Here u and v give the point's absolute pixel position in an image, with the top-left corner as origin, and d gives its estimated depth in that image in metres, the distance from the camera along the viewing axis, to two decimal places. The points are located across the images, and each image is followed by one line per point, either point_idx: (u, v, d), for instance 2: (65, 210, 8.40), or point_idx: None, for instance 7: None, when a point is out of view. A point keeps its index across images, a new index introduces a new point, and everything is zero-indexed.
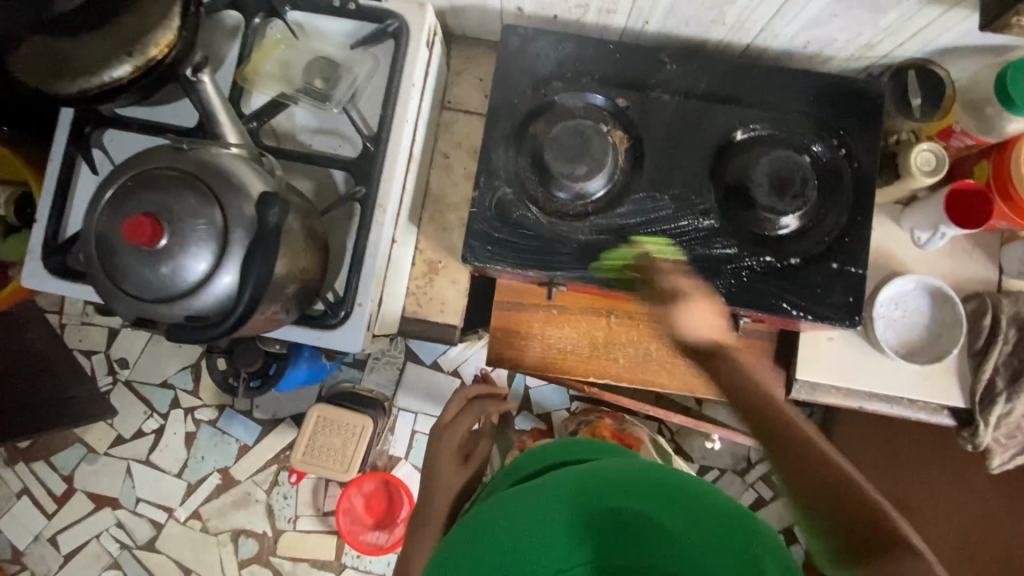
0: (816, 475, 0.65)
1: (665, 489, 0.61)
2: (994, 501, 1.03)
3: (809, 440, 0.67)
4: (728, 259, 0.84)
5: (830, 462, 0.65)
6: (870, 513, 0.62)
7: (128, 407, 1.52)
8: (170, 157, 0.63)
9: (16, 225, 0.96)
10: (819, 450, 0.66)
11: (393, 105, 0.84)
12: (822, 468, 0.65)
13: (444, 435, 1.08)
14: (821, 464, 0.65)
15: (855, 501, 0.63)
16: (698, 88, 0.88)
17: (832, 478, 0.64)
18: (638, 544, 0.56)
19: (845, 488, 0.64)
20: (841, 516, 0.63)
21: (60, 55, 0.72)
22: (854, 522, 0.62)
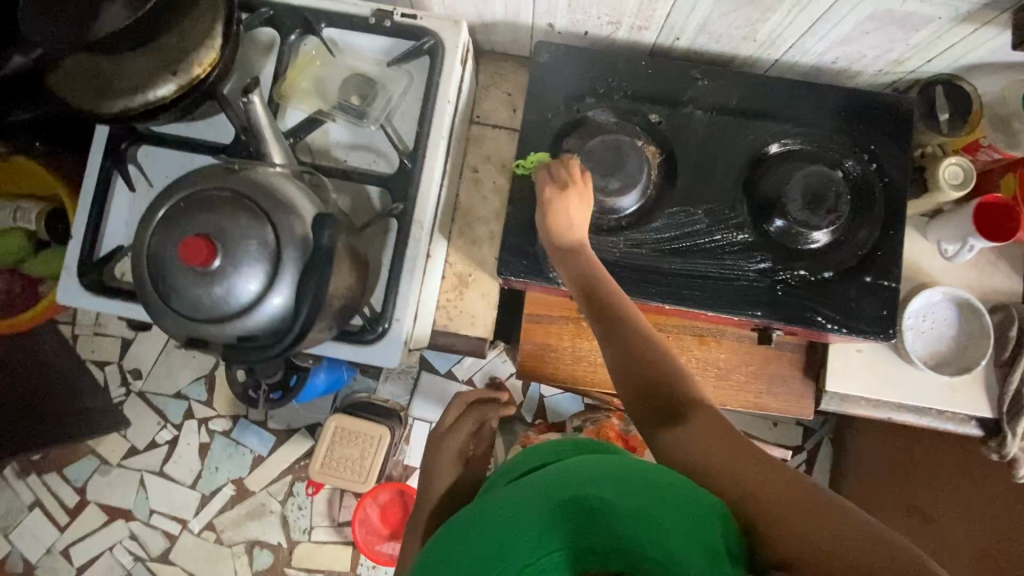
0: (647, 363, 0.66)
1: (635, 480, 0.54)
2: (996, 506, 1.04)
3: (629, 311, 0.70)
4: (763, 272, 0.85)
5: (647, 336, 0.68)
6: (676, 386, 0.65)
7: (141, 418, 1.51)
8: (222, 178, 0.63)
9: (46, 242, 0.95)
10: (646, 334, 0.68)
11: (428, 121, 0.85)
12: (653, 348, 0.67)
13: (443, 439, 1.07)
14: (640, 340, 0.67)
15: (686, 403, 0.64)
16: (730, 103, 0.88)
17: (665, 365, 0.66)
18: (601, 528, 0.52)
19: (667, 372, 0.66)
20: (649, 390, 0.65)
21: (105, 76, 0.72)
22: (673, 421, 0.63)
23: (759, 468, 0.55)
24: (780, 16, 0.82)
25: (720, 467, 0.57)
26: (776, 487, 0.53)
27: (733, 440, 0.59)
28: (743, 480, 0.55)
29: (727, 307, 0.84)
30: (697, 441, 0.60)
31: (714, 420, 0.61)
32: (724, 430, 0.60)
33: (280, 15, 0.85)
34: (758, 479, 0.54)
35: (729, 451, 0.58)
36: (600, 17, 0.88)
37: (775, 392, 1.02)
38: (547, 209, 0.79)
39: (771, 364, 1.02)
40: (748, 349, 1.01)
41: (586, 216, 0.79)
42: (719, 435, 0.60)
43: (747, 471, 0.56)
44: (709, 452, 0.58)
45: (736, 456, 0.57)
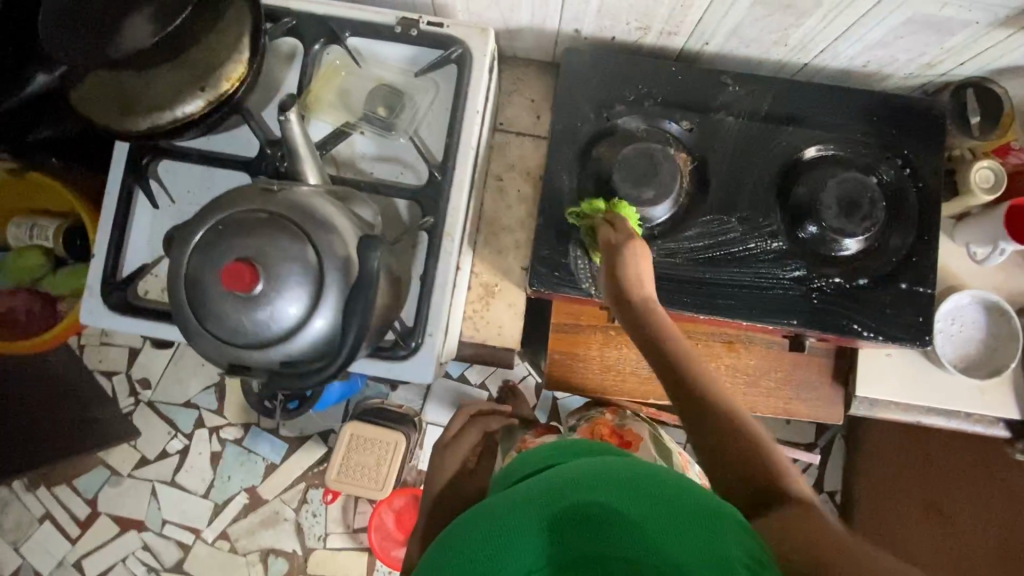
0: (731, 441, 0.64)
1: (635, 486, 0.55)
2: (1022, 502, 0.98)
3: (705, 377, 0.68)
4: (798, 280, 0.84)
5: (734, 414, 0.65)
6: (763, 465, 0.62)
7: (151, 428, 1.48)
8: (260, 199, 0.62)
9: (64, 259, 0.94)
10: (730, 409, 0.66)
11: (457, 130, 0.83)
12: (737, 433, 0.64)
13: (445, 449, 0.97)
14: (717, 414, 0.65)
15: (775, 489, 0.61)
16: (761, 109, 0.87)
17: (747, 447, 0.63)
18: (603, 534, 0.52)
19: (747, 454, 0.63)
20: (734, 471, 0.63)
21: (129, 92, 0.70)
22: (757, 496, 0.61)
23: (851, 555, 0.49)
24: (815, 21, 0.81)
25: (799, 547, 0.51)
26: (861, 569, 0.47)
27: (820, 529, 0.53)
28: (840, 558, 0.49)
29: (761, 316, 0.84)
30: (784, 526, 0.55)
31: (807, 514, 0.56)
32: (811, 521, 0.55)
33: (303, 25, 0.84)
34: (856, 561, 0.48)
35: (819, 537, 0.52)
36: (630, 23, 0.87)
37: (803, 397, 1.01)
38: (618, 262, 0.73)
39: (799, 369, 1.02)
40: (776, 355, 1.01)
41: (649, 271, 0.74)
42: (805, 521, 0.55)
43: (833, 551, 0.50)
44: (791, 536, 0.53)
45: (818, 538, 0.52)
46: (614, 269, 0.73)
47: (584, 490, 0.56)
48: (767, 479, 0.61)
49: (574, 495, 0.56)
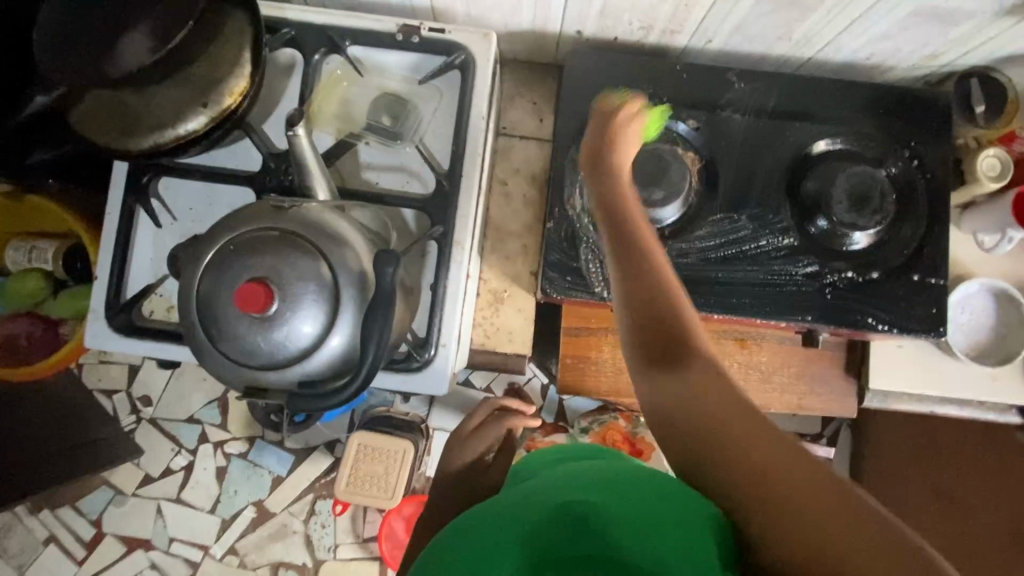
0: (645, 302, 0.57)
1: (619, 486, 0.54)
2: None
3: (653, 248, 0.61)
4: (811, 276, 0.84)
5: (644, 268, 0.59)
6: (682, 329, 0.56)
7: (155, 446, 1.46)
8: (271, 216, 0.60)
9: (65, 281, 0.92)
10: (649, 265, 0.59)
11: (463, 136, 0.82)
12: (650, 284, 0.58)
13: (463, 441, 0.96)
14: (639, 276, 0.59)
15: (688, 346, 0.55)
16: (767, 105, 0.87)
17: (666, 308, 0.57)
18: (583, 531, 0.50)
19: (659, 306, 0.57)
20: (644, 319, 0.57)
21: (131, 112, 0.70)
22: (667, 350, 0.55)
23: (774, 444, 0.48)
24: (820, 16, 0.80)
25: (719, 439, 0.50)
26: (786, 468, 0.46)
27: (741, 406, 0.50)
28: (756, 462, 0.47)
29: (776, 314, 0.84)
30: (703, 402, 0.51)
31: (724, 382, 0.52)
32: (731, 394, 0.51)
33: (303, 36, 0.82)
34: (774, 459, 0.47)
35: (731, 415, 0.50)
36: (633, 22, 0.86)
37: (817, 391, 1.01)
38: (602, 125, 0.70)
39: (812, 363, 1.01)
40: (788, 350, 1.00)
41: (634, 144, 0.70)
42: (723, 391, 0.51)
43: (752, 446, 0.48)
44: (704, 411, 0.51)
45: (735, 426, 0.49)
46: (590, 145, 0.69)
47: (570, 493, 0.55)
48: (682, 344, 0.55)
49: (560, 498, 0.54)
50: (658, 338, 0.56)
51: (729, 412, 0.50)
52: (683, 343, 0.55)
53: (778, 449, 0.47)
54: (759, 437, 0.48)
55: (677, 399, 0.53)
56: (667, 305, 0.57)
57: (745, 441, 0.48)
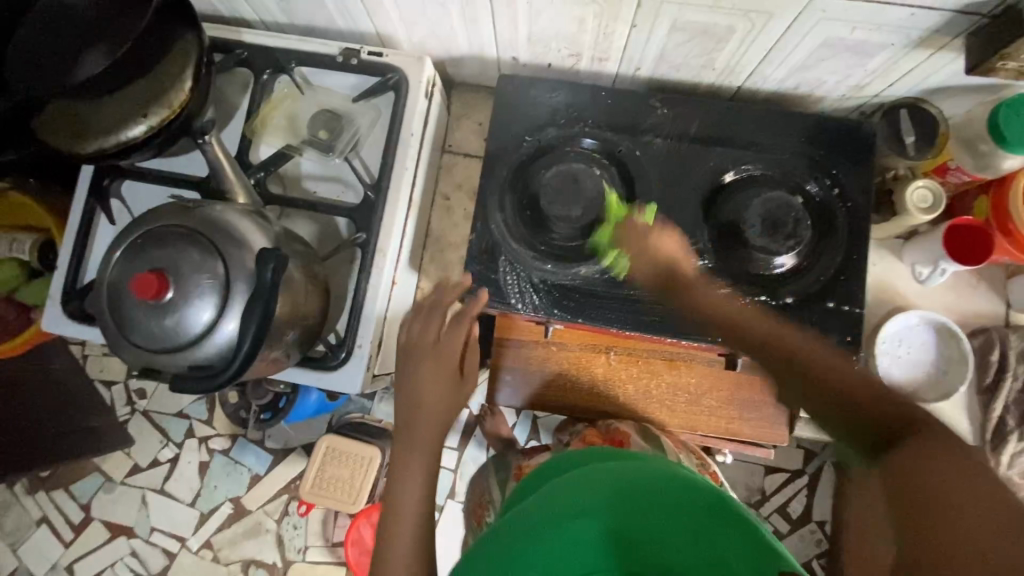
0: (851, 393, 0.58)
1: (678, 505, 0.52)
2: None
3: (824, 364, 0.63)
4: (723, 298, 0.85)
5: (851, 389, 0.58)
6: (907, 419, 0.51)
7: (145, 436, 1.52)
8: (177, 215, 0.67)
9: (38, 270, 1.00)
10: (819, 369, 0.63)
11: (393, 153, 0.87)
12: (877, 387, 0.57)
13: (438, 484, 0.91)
14: (842, 377, 0.60)
15: (901, 415, 0.52)
16: (689, 132, 0.90)
17: (899, 404, 0.53)
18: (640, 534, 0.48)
19: (876, 403, 0.55)
20: (847, 417, 0.57)
21: (81, 119, 0.78)
22: (871, 425, 0.54)
23: (940, 463, 0.46)
24: (734, 46, 0.83)
25: (906, 482, 0.46)
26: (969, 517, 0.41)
27: (941, 455, 0.46)
28: (941, 488, 0.44)
29: (687, 334, 0.84)
30: (916, 464, 0.47)
31: (936, 441, 0.48)
32: (948, 448, 0.46)
33: (254, 56, 0.90)
34: (975, 512, 0.41)
35: (927, 472, 0.46)
36: (561, 50, 0.90)
37: (747, 417, 0.99)
38: (646, 240, 0.83)
39: (743, 390, 0.99)
40: (720, 374, 1.00)
41: (666, 237, 0.83)
42: (932, 455, 0.47)
43: (960, 494, 0.43)
44: (906, 475, 0.47)
45: (921, 468, 0.46)
46: (641, 246, 0.83)
47: (597, 502, 0.53)
48: (891, 422, 0.52)
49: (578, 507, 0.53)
50: (862, 425, 0.55)
51: (935, 465, 0.46)
52: (894, 421, 0.52)
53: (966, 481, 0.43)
54: (939, 464, 0.46)
55: (884, 478, 0.48)
56: (846, 391, 0.58)
57: (936, 475, 0.45)
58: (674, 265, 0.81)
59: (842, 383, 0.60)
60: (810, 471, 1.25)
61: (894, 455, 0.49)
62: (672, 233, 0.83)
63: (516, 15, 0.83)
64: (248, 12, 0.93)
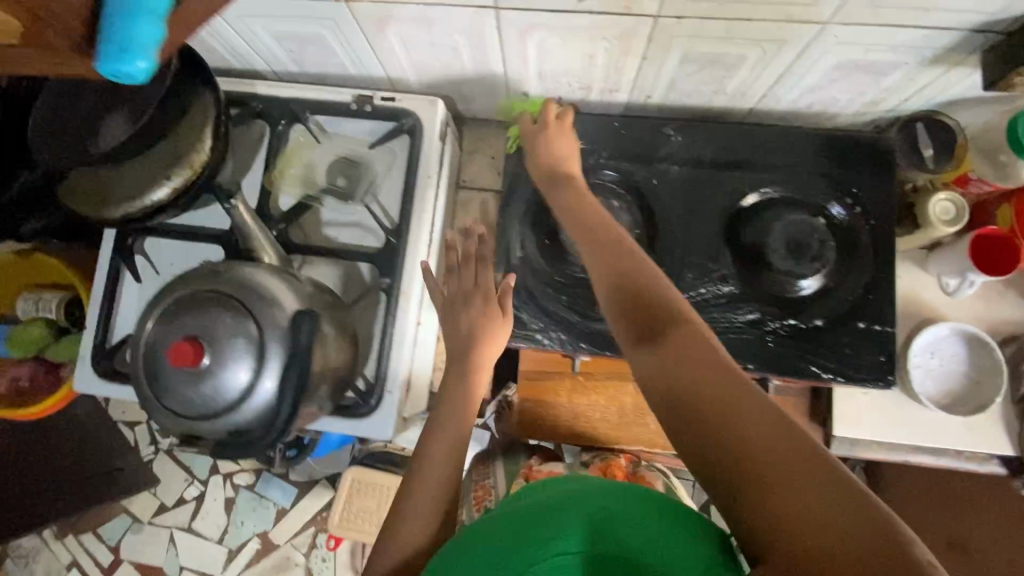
0: (644, 291, 0.59)
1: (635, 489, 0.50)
2: None
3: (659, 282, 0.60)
4: (752, 323, 0.84)
5: (659, 296, 0.58)
6: (670, 309, 0.56)
7: (169, 474, 1.53)
8: (209, 279, 0.68)
9: (67, 327, 1.01)
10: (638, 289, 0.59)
11: (412, 197, 0.88)
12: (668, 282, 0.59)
13: None
14: (651, 282, 0.60)
15: (670, 312, 0.56)
16: (705, 157, 0.89)
17: (693, 319, 0.55)
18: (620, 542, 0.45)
19: (661, 312, 0.57)
20: (631, 306, 0.58)
21: (105, 185, 0.78)
22: (640, 314, 0.57)
23: (756, 412, 0.45)
24: (746, 73, 0.82)
25: (703, 400, 0.48)
26: (791, 456, 0.43)
27: (730, 382, 0.48)
28: (763, 443, 0.44)
29: None
30: (689, 362, 0.51)
31: (700, 340, 0.52)
32: (721, 364, 0.50)
33: (269, 108, 0.91)
34: (796, 463, 0.42)
35: (716, 384, 0.48)
36: (571, 84, 0.90)
37: None
38: (539, 144, 0.85)
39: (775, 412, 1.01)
40: None
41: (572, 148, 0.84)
42: (697, 354, 0.51)
43: (794, 464, 0.42)
44: (691, 384, 0.49)
45: (723, 395, 0.47)
46: (541, 147, 0.84)
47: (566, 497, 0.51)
48: (662, 312, 0.56)
49: (555, 502, 0.49)
50: (638, 317, 0.57)
51: (727, 387, 0.48)
52: (666, 313, 0.56)
53: (774, 422, 0.45)
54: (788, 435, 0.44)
55: (661, 370, 0.52)
56: (646, 293, 0.59)
57: (741, 408, 0.46)
58: (561, 173, 0.82)
59: (629, 273, 0.61)
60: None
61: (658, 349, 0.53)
62: (567, 133, 0.85)
63: (526, 55, 0.83)
64: (261, 64, 0.94)
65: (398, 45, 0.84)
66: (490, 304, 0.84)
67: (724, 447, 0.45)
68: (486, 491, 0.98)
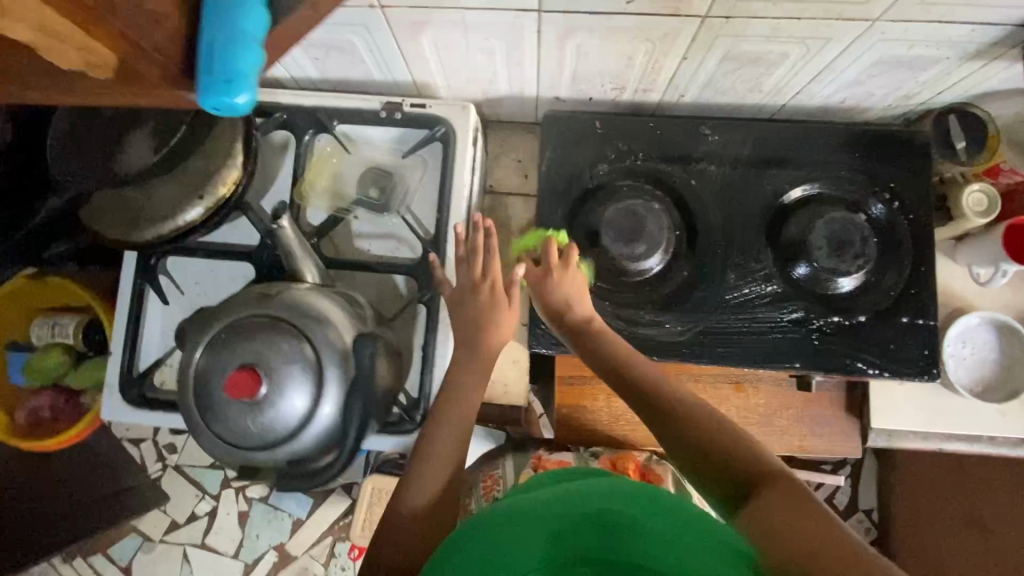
0: (683, 414, 0.66)
1: (630, 497, 0.50)
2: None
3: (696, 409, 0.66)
4: (796, 322, 0.85)
5: (706, 427, 0.64)
6: (724, 444, 0.62)
7: (177, 491, 1.39)
8: (259, 304, 0.65)
9: (84, 353, 0.97)
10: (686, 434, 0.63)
11: (448, 206, 0.86)
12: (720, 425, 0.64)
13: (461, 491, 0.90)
14: (688, 420, 0.65)
15: (722, 448, 0.61)
16: (742, 155, 0.89)
17: (745, 450, 0.60)
18: (618, 538, 0.44)
19: (713, 454, 0.60)
20: (692, 441, 0.63)
21: (136, 205, 0.75)
22: (694, 448, 0.63)
23: (795, 511, 0.51)
24: (785, 70, 0.82)
25: (761, 510, 0.53)
26: (829, 546, 0.46)
27: (783, 489, 0.54)
28: (804, 537, 0.48)
29: (764, 362, 0.84)
30: (752, 496, 0.55)
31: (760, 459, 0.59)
32: (781, 484, 0.55)
33: (294, 117, 0.88)
34: (833, 549, 0.46)
35: (782, 512, 0.51)
36: (605, 84, 0.88)
37: (819, 432, 1.01)
38: (546, 291, 0.78)
39: (811, 406, 1.02)
40: (786, 393, 1.02)
41: (583, 287, 0.79)
42: (762, 483, 0.56)
43: (830, 550, 0.46)
44: (759, 505, 0.53)
45: (779, 502, 0.53)
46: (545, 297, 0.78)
47: (589, 502, 0.50)
48: (717, 444, 0.62)
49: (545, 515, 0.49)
50: (688, 451, 0.63)
51: (780, 495, 0.54)
52: (721, 444, 0.62)
53: (818, 517, 0.50)
54: (820, 528, 0.49)
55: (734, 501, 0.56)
56: (689, 443, 0.63)
57: (789, 511, 0.51)
58: (577, 331, 0.78)
59: (678, 413, 0.66)
60: (845, 474, 1.35)
61: (738, 489, 0.57)
62: (574, 275, 0.78)
63: (562, 58, 0.81)
64: (282, 72, 0.91)
65: (430, 51, 0.81)
66: (497, 295, 0.78)
67: (776, 537, 0.49)
68: (496, 480, 0.93)
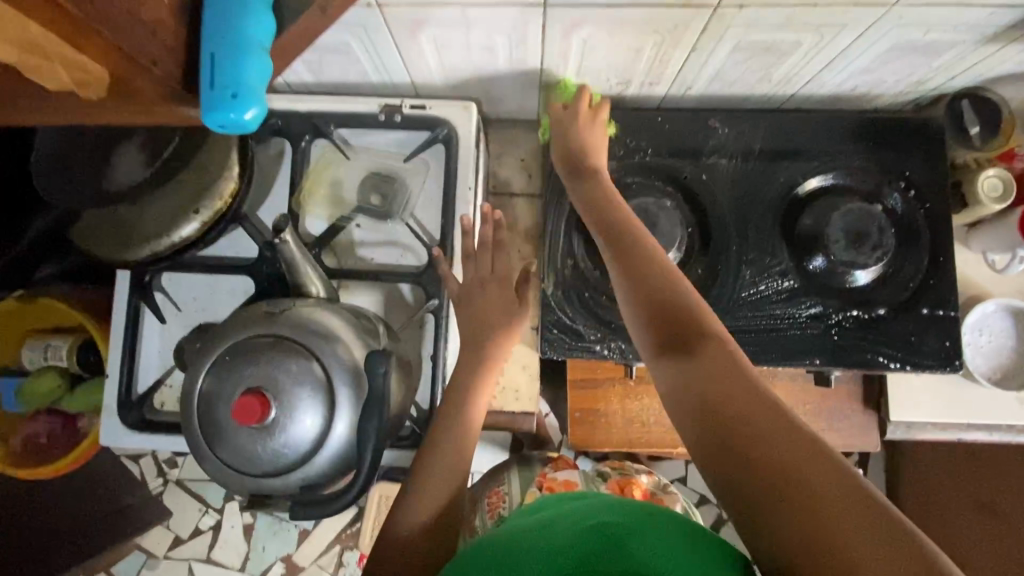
0: (660, 289, 0.59)
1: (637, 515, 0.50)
2: None
3: (674, 281, 0.60)
4: (815, 318, 0.83)
5: (689, 311, 0.57)
6: (695, 324, 0.56)
7: (180, 506, 1.35)
8: (264, 323, 0.62)
9: (79, 375, 0.93)
10: (669, 278, 0.60)
11: (453, 211, 0.83)
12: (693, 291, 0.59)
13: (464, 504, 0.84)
14: (668, 300, 0.59)
15: (694, 325, 0.56)
16: (753, 148, 0.87)
17: (721, 340, 0.54)
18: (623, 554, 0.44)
19: (684, 311, 0.57)
20: (657, 313, 0.58)
21: (124, 223, 0.71)
22: (666, 317, 0.57)
23: (782, 430, 0.45)
24: (797, 58, 0.79)
25: (736, 416, 0.47)
26: (818, 475, 0.42)
27: (760, 398, 0.48)
28: (785, 460, 0.44)
29: (783, 359, 0.82)
30: (725, 388, 0.50)
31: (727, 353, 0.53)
32: (749, 380, 0.50)
33: (289, 123, 0.84)
34: (823, 477, 0.42)
35: (746, 398, 0.48)
36: (610, 79, 0.86)
37: (836, 426, 1.00)
38: (572, 131, 0.76)
39: (826, 400, 1.00)
40: (801, 387, 1.00)
41: (604, 142, 0.77)
42: (732, 374, 0.51)
43: (817, 479, 0.42)
44: (728, 402, 0.49)
45: (756, 407, 0.47)
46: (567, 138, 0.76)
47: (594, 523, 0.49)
48: (687, 326, 0.56)
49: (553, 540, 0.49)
50: (665, 320, 0.57)
51: (759, 405, 0.48)
52: (691, 327, 0.56)
53: (809, 444, 0.44)
54: (807, 447, 0.44)
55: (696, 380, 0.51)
56: (660, 306, 0.58)
57: (776, 432, 0.45)
58: (586, 163, 0.74)
59: (657, 277, 0.60)
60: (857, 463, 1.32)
61: (688, 363, 0.53)
62: (603, 131, 0.77)
63: (567, 52, 0.78)
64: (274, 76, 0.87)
65: (430, 49, 0.78)
66: (505, 292, 0.77)
67: (754, 461, 0.45)
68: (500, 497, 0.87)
